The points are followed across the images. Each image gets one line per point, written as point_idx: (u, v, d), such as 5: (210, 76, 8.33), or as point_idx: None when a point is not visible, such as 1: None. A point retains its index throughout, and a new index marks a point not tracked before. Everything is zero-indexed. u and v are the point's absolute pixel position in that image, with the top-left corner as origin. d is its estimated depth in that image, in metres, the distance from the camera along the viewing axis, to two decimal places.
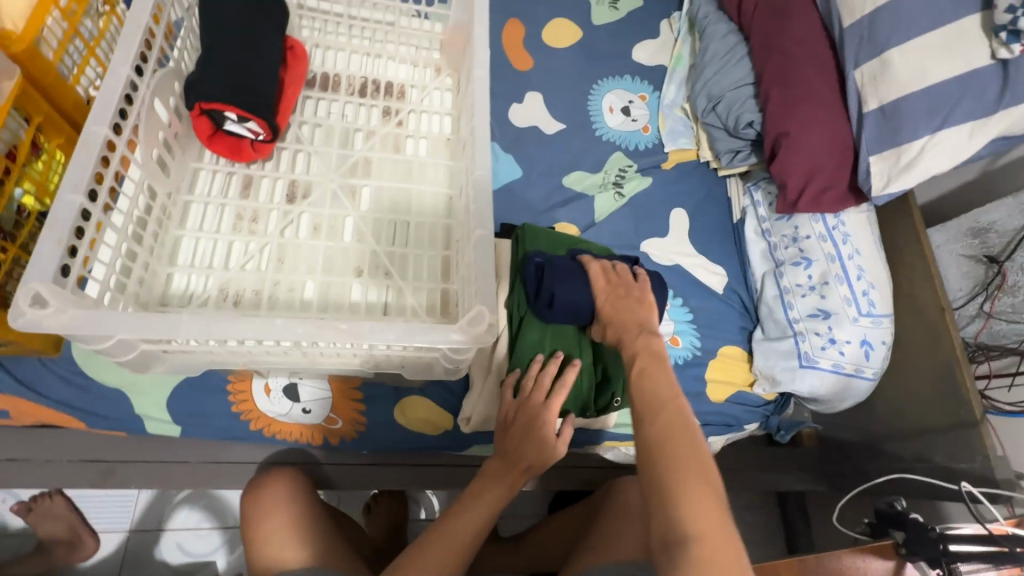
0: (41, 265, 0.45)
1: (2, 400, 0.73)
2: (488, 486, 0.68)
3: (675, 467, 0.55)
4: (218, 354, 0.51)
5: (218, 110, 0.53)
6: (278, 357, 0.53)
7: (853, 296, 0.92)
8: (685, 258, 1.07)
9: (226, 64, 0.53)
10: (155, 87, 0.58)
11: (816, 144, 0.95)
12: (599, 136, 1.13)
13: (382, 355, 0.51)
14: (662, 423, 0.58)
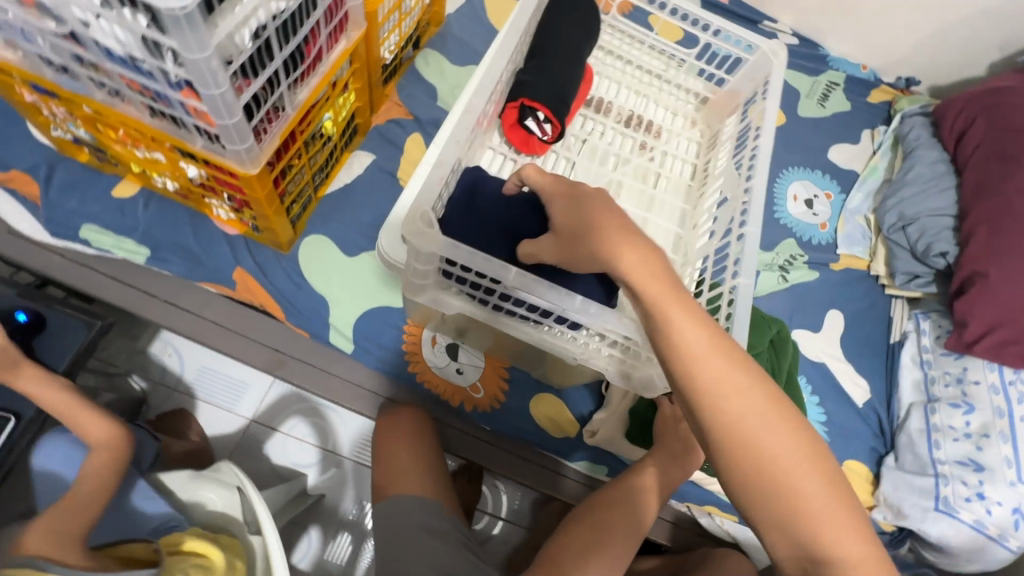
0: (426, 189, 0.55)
1: (238, 275, 0.86)
2: (630, 481, 0.77)
3: (727, 393, 0.46)
4: (468, 304, 0.62)
5: (533, 107, 0.63)
6: (512, 325, 0.62)
7: (1016, 459, 0.87)
8: (832, 360, 1.06)
9: (553, 73, 0.64)
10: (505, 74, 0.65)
11: (1014, 298, 0.93)
12: (778, 218, 1.16)
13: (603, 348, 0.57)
14: (733, 420, 0.46)
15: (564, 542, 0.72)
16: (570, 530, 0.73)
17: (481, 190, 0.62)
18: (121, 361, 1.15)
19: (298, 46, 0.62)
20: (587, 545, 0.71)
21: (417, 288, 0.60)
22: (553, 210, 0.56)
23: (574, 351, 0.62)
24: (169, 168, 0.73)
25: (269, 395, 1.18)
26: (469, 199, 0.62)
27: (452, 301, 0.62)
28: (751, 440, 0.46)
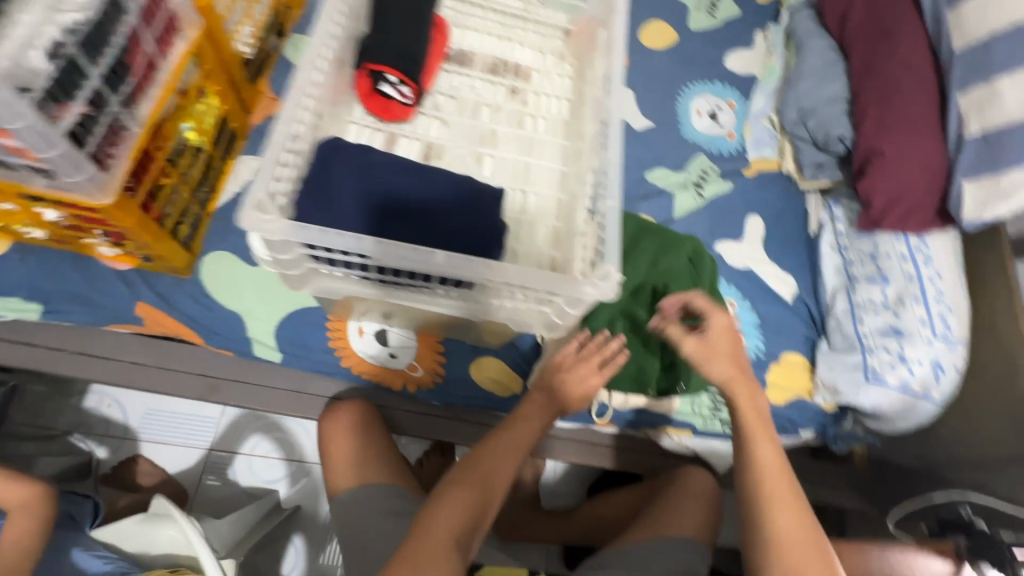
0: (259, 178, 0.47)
1: (142, 309, 0.83)
2: (506, 437, 0.67)
3: (786, 512, 0.66)
4: (358, 287, 0.56)
5: (381, 71, 0.59)
6: (412, 298, 0.57)
7: (929, 317, 0.92)
8: (758, 264, 1.09)
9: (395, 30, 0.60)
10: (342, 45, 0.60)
11: (910, 167, 0.96)
12: (685, 137, 1.17)
13: (496, 304, 0.56)
14: (775, 520, 0.66)
15: (428, 516, 0.59)
16: (434, 501, 0.60)
17: (343, 157, 0.49)
18: (62, 421, 1.12)
19: (116, 58, 0.58)
20: (454, 513, 0.59)
21: (297, 279, 0.53)
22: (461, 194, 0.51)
23: (474, 314, 0.58)
24: (26, 216, 0.69)
25: (224, 420, 1.17)
26: (325, 178, 0.48)
27: (342, 285, 0.56)
28: (785, 545, 0.64)
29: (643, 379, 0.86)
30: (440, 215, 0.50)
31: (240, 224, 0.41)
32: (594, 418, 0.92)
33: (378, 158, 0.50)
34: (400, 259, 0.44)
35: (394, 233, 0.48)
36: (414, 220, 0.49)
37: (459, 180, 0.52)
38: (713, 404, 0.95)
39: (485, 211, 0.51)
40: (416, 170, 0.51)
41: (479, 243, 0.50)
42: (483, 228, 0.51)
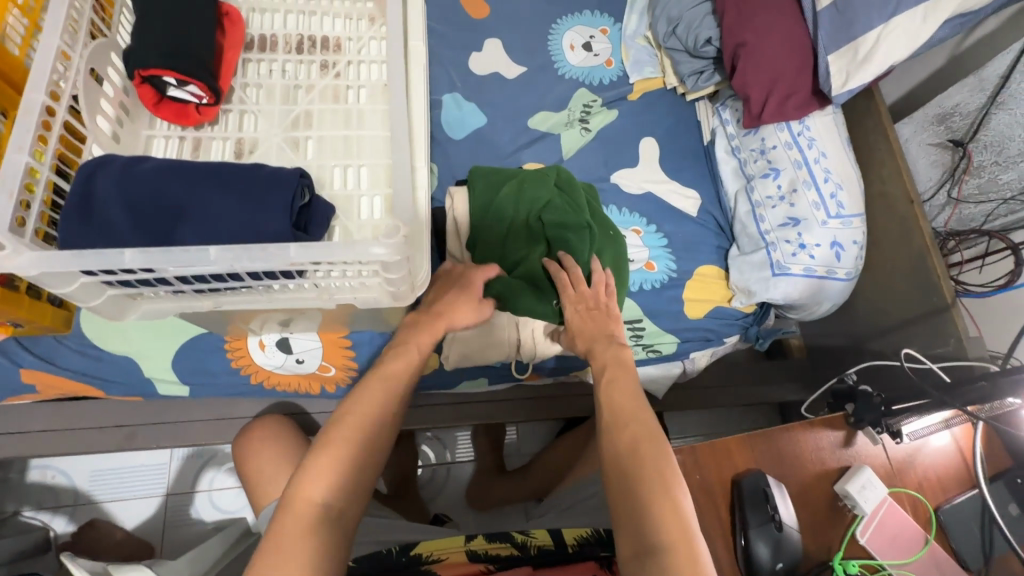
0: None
1: (28, 376, 0.80)
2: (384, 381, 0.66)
3: (634, 425, 0.61)
4: (187, 301, 0.54)
5: (157, 76, 0.56)
6: (249, 297, 0.54)
7: (822, 200, 0.92)
8: (659, 185, 1.08)
9: (165, 30, 0.56)
10: (92, 55, 0.56)
11: (774, 54, 0.94)
12: (562, 74, 1.14)
13: (332, 288, 0.54)
14: (628, 435, 0.60)
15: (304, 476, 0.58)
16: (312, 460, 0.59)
17: (102, 175, 0.46)
18: (7, 505, 1.09)
19: None
20: (334, 469, 0.59)
21: (113, 309, 0.51)
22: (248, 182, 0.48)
23: (319, 301, 0.55)
24: None
25: (174, 463, 1.16)
26: (84, 202, 0.45)
27: (171, 306, 0.53)
28: (633, 459, 0.58)
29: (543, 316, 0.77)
30: (224, 210, 0.47)
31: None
32: (517, 374, 0.91)
33: (149, 167, 0.48)
34: (174, 267, 0.42)
35: (184, 235, 0.46)
36: (190, 217, 0.46)
37: (246, 166, 0.49)
38: (633, 333, 0.95)
39: (266, 190, 0.47)
40: (188, 171, 0.48)
41: (267, 226, 0.47)
42: (270, 210, 0.47)
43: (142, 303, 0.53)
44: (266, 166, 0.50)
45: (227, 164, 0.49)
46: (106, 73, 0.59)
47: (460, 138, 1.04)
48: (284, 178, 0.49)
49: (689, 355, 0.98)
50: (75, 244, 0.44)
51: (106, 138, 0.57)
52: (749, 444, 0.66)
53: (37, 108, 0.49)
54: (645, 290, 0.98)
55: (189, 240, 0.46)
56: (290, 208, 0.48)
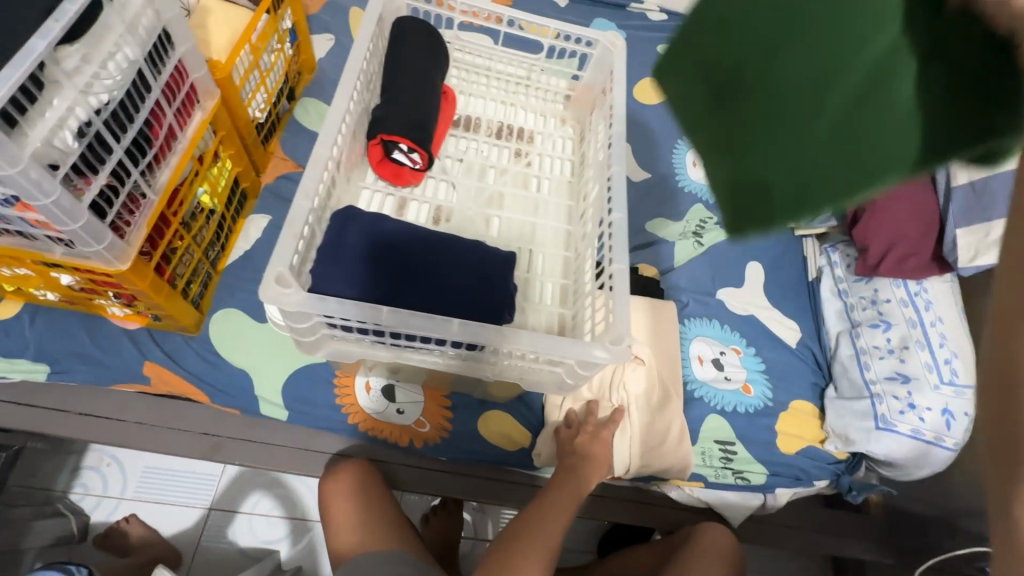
0: (282, 252, 0.51)
1: (149, 369, 0.83)
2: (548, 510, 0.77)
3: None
4: (371, 347, 0.59)
5: (393, 141, 0.65)
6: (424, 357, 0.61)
7: (935, 363, 0.92)
8: (761, 310, 1.10)
9: (410, 106, 0.65)
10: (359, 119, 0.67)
11: (902, 214, 0.98)
12: (683, 188, 1.20)
13: (511, 363, 0.60)
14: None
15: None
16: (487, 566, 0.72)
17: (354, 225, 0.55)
18: (59, 481, 1.09)
19: (141, 129, 0.61)
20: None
21: (316, 342, 0.57)
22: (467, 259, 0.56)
23: (486, 373, 0.62)
24: (41, 280, 0.70)
25: (224, 477, 1.14)
26: (338, 245, 0.54)
27: (357, 349, 0.60)
28: None
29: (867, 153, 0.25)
30: (452, 281, 0.55)
31: (263, 297, 0.47)
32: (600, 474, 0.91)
33: (390, 227, 0.56)
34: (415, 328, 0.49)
35: (411, 295, 0.53)
36: (420, 280, 0.54)
37: (473, 245, 0.58)
38: (724, 455, 0.94)
39: (493, 275, 0.56)
40: (426, 239, 0.56)
41: (493, 303, 0.55)
42: (496, 294, 0.55)
43: (335, 342, 0.60)
44: (489, 249, 0.58)
45: (455, 239, 0.58)
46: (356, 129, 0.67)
47: None
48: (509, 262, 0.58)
49: (774, 490, 0.95)
50: (322, 285, 0.51)
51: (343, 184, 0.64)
52: None
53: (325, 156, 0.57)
54: (738, 412, 0.98)
55: (412, 301, 0.53)
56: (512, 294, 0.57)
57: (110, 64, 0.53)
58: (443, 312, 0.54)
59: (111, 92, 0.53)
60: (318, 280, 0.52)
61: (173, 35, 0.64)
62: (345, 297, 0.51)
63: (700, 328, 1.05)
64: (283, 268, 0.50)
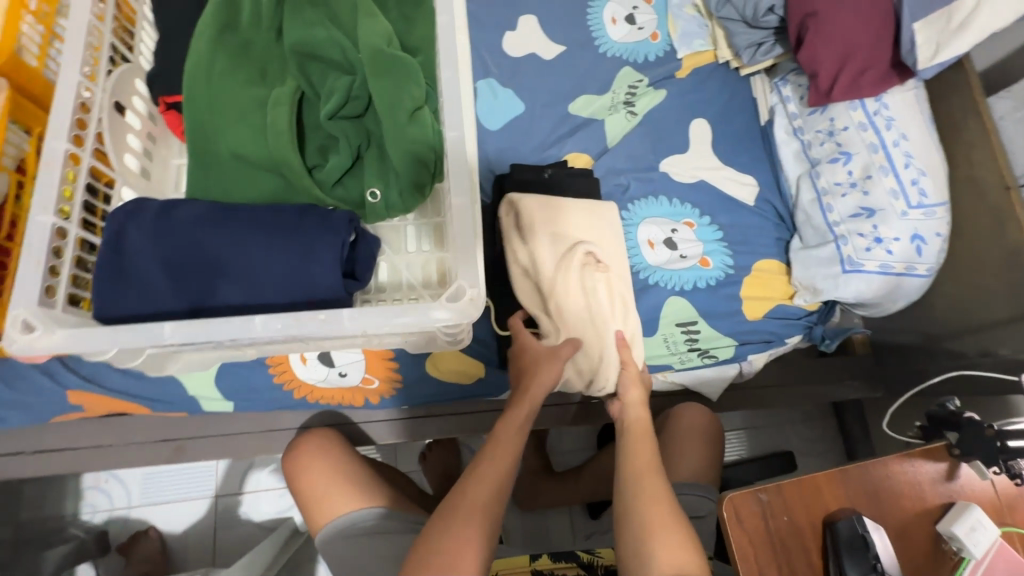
0: (26, 285, 0.50)
1: (74, 396, 0.79)
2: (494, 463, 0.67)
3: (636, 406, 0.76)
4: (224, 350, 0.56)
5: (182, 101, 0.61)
6: (290, 345, 0.56)
7: (901, 188, 0.83)
8: (712, 174, 0.99)
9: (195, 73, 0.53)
10: (114, 88, 0.61)
11: (850, 22, 0.84)
12: (604, 52, 1.04)
13: (377, 336, 0.54)
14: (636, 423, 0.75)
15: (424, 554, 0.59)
16: (428, 540, 0.60)
17: (121, 237, 0.49)
18: (67, 507, 1.12)
19: None
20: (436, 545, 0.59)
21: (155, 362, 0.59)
22: (238, 235, 0.49)
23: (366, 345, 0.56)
24: None
25: (222, 464, 1.16)
26: (109, 260, 0.49)
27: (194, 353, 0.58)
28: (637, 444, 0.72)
29: (444, 105, 0.52)
30: (240, 269, 0.49)
31: (13, 349, 0.47)
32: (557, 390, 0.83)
33: (180, 217, 0.50)
34: (215, 333, 0.46)
35: (224, 292, 0.49)
36: (202, 277, 0.49)
37: (291, 214, 0.50)
38: (687, 336, 0.90)
39: (272, 238, 0.49)
40: (230, 226, 0.50)
41: (316, 282, 0.49)
42: (300, 268, 0.49)
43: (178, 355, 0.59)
44: (314, 210, 0.51)
45: (277, 213, 0.50)
46: (130, 102, 0.64)
47: (495, 129, 0.96)
48: (331, 226, 0.49)
49: (747, 358, 0.92)
50: (106, 310, 0.49)
51: (135, 176, 0.63)
52: (839, 476, 0.53)
53: (61, 158, 0.53)
54: (699, 289, 0.92)
55: (224, 298, 0.49)
56: (316, 261, 0.49)
57: None
58: (248, 306, 0.50)
59: None
60: (97, 304, 0.49)
61: None
62: (142, 316, 0.49)
63: (647, 209, 0.96)
64: (30, 307, 0.49)
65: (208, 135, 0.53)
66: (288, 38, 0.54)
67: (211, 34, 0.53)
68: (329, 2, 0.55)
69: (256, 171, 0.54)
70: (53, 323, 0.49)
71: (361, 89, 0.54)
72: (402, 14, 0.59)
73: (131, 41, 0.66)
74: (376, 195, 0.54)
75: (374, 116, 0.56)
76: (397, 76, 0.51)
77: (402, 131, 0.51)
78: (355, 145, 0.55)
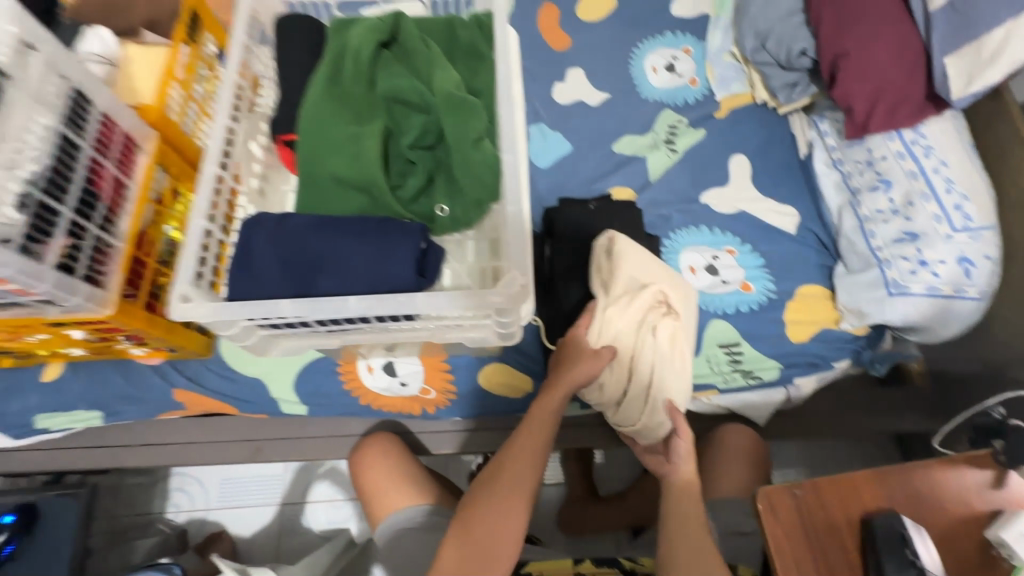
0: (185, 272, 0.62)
1: (180, 394, 0.92)
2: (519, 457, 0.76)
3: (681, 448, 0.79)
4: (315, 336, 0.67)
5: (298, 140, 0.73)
6: (371, 335, 0.66)
7: (944, 212, 0.85)
8: (752, 204, 1.04)
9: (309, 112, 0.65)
10: (244, 129, 0.76)
11: (880, 59, 0.89)
12: (645, 98, 1.14)
13: (440, 326, 0.63)
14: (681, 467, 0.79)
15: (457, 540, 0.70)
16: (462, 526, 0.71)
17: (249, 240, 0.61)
18: (155, 505, 1.24)
19: (82, 187, 0.69)
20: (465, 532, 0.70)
21: (261, 346, 0.69)
22: (342, 236, 0.60)
23: (432, 337, 0.65)
24: (60, 339, 0.79)
25: (289, 473, 1.26)
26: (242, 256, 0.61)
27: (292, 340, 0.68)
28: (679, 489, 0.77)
29: (501, 137, 0.63)
30: (342, 261, 0.59)
31: (173, 315, 0.59)
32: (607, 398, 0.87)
33: (297, 223, 0.62)
34: (316, 313, 0.57)
35: (325, 283, 0.59)
36: (313, 267, 0.59)
37: (375, 223, 0.60)
38: (730, 357, 0.93)
39: (369, 236, 0.59)
40: (327, 232, 0.60)
41: (396, 275, 0.58)
42: (388, 260, 0.58)
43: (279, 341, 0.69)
44: (393, 222, 0.60)
45: (366, 222, 0.61)
46: (256, 140, 0.79)
47: (545, 167, 1.07)
48: (407, 232, 0.59)
49: (793, 381, 0.92)
50: (236, 292, 0.60)
51: (257, 197, 0.77)
52: (875, 478, 0.54)
53: (211, 178, 0.67)
54: (741, 312, 0.95)
55: (328, 285, 0.59)
56: (403, 254, 0.58)
57: (28, 137, 0.63)
58: (347, 291, 0.58)
59: (38, 162, 0.63)
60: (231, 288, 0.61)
61: (88, 94, 0.70)
62: (260, 296, 0.60)
63: (688, 237, 1.01)
64: (186, 286, 0.61)
65: (313, 162, 0.64)
66: (382, 87, 0.67)
67: (322, 83, 0.66)
68: (413, 60, 0.68)
69: (349, 190, 0.64)
70: (201, 297, 0.61)
71: (435, 124, 0.66)
72: (468, 67, 0.71)
73: (259, 94, 0.82)
74: (444, 211, 0.65)
75: (445, 147, 0.67)
76: (465, 113, 0.62)
77: (468, 157, 0.62)
78: (428, 170, 0.66)
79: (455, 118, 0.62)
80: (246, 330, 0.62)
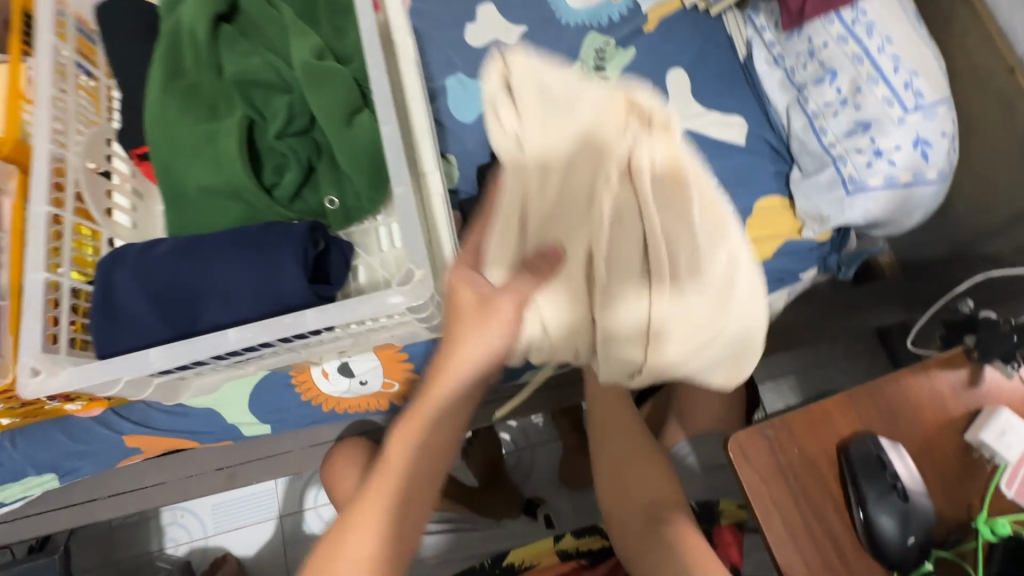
0: (31, 340, 0.56)
1: (131, 440, 0.87)
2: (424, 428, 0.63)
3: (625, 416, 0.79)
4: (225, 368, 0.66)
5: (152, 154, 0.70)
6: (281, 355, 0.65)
7: (894, 94, 0.78)
8: (695, 121, 0.96)
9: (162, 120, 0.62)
10: (85, 152, 0.68)
11: None
12: (567, 23, 1.03)
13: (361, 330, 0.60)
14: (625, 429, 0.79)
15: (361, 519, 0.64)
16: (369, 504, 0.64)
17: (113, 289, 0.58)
18: (152, 544, 1.21)
19: None
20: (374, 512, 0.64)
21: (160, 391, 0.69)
22: (211, 266, 0.58)
23: (352, 344, 0.64)
24: None
25: (280, 486, 1.23)
26: (104, 304, 0.58)
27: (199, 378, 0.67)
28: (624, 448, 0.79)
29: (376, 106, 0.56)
30: (217, 289, 0.58)
31: (25, 393, 0.54)
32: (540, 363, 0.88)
33: (159, 253, 0.59)
34: (204, 350, 0.54)
35: (207, 313, 0.58)
36: (186, 301, 0.58)
37: (254, 233, 0.59)
38: None
39: (242, 258, 0.58)
40: (201, 255, 0.58)
41: (284, 288, 0.57)
42: (270, 276, 0.57)
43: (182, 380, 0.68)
44: (275, 225, 0.59)
45: (243, 234, 0.59)
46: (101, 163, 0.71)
47: (470, 121, 0.97)
48: (290, 238, 0.58)
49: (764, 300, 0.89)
50: (107, 345, 0.58)
51: (117, 227, 0.71)
52: (848, 401, 0.51)
53: (44, 221, 0.59)
54: None
55: (209, 317, 0.58)
56: (281, 267, 0.57)
57: None
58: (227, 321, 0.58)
59: None
60: (98, 343, 0.58)
61: None
62: (140, 344, 0.58)
63: None
64: (38, 351, 0.56)
65: (178, 173, 0.62)
66: (234, 77, 0.64)
67: (167, 85, 0.63)
68: (267, 41, 0.66)
69: (224, 197, 0.62)
70: (59, 365, 0.56)
71: (300, 106, 0.64)
72: (334, 26, 0.67)
73: (96, 109, 0.73)
74: (332, 201, 0.63)
75: (319, 129, 0.65)
76: (328, 86, 0.61)
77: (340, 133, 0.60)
78: (303, 158, 0.64)
79: (318, 95, 0.60)
80: (136, 384, 0.62)
